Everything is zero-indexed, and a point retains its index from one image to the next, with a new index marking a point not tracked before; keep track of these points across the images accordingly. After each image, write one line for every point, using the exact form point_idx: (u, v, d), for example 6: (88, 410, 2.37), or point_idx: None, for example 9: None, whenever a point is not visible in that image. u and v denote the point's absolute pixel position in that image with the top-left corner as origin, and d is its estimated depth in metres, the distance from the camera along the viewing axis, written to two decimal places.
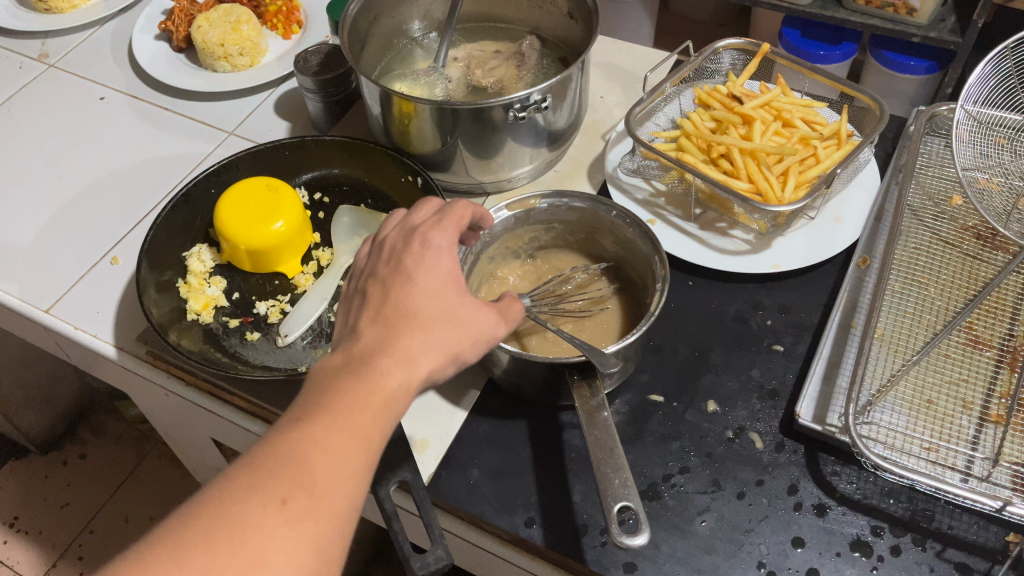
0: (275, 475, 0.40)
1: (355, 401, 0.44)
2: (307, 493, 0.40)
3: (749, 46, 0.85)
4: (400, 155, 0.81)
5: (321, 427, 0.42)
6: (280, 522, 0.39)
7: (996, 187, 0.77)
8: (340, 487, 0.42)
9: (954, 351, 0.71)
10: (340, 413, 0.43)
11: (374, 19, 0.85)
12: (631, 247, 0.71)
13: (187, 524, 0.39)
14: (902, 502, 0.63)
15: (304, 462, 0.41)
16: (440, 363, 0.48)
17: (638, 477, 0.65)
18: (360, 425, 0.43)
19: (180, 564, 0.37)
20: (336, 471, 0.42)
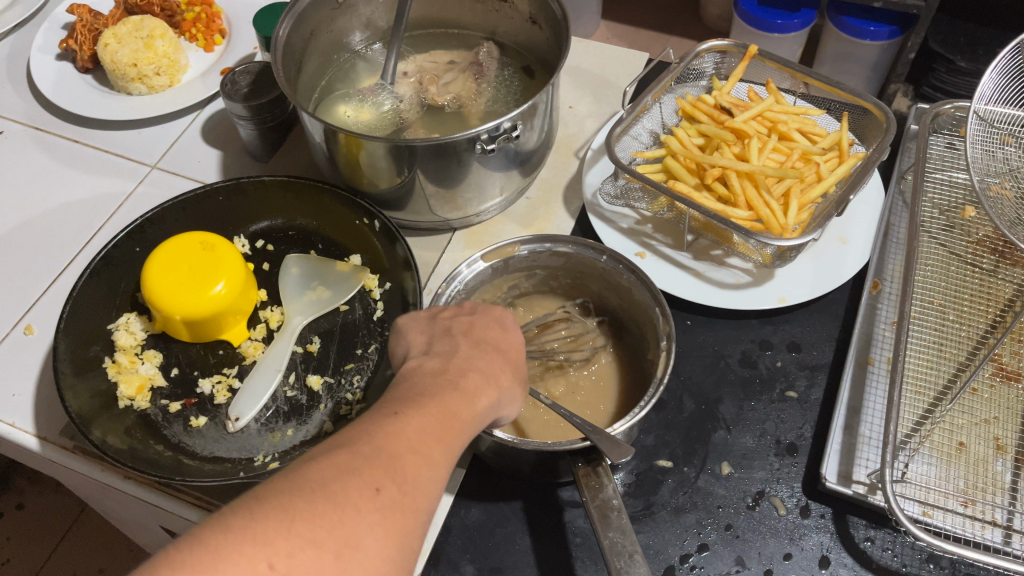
0: (372, 463, 0.38)
1: (456, 402, 0.45)
2: (399, 486, 0.38)
3: (733, 48, 0.77)
4: (354, 195, 0.72)
5: (415, 428, 0.42)
6: (372, 509, 0.36)
7: (1009, 194, 0.71)
8: (427, 491, 0.40)
9: (981, 385, 0.65)
10: (443, 413, 0.44)
11: (311, 35, 0.75)
12: (628, 296, 0.63)
13: (276, 497, 0.35)
14: (945, 569, 0.57)
15: (400, 455, 0.39)
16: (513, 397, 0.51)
17: (652, 560, 0.58)
18: (447, 435, 0.43)
19: (280, 530, 0.34)
20: (425, 473, 0.40)
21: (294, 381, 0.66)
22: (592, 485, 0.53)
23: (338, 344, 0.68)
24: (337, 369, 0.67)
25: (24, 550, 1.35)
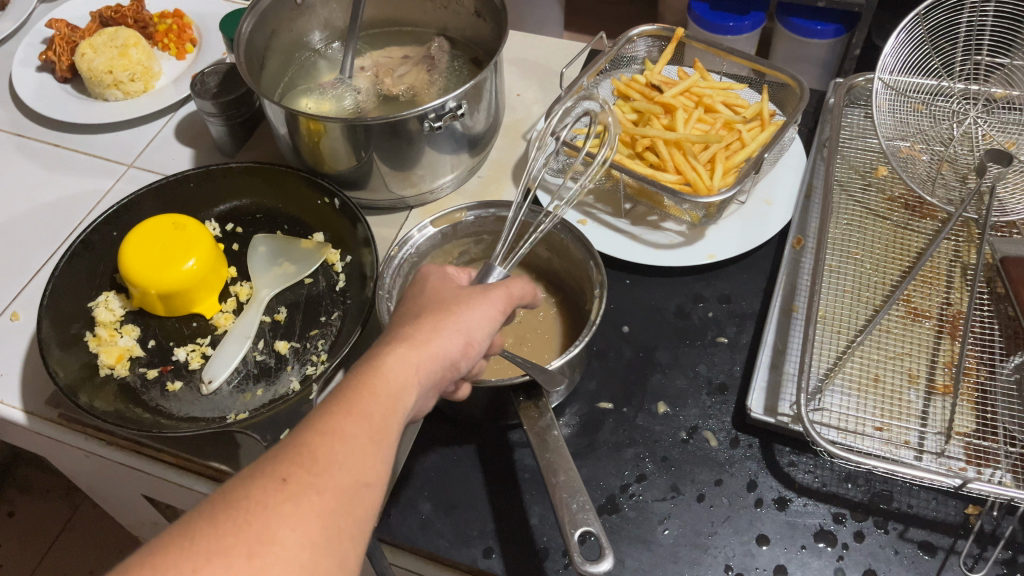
0: (277, 460, 0.39)
1: (366, 379, 0.44)
2: (309, 471, 0.39)
3: (663, 32, 0.83)
4: (315, 176, 0.77)
5: (324, 416, 0.42)
6: (282, 501, 0.37)
7: (918, 154, 0.77)
8: (347, 464, 0.40)
9: (894, 325, 0.70)
10: (353, 394, 0.43)
11: (272, 34, 0.81)
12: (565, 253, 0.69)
13: (189, 515, 0.36)
14: (861, 487, 0.63)
15: (310, 445, 0.40)
16: (454, 343, 0.49)
17: (594, 490, 0.63)
18: (360, 407, 0.42)
19: (186, 547, 0.35)
20: (339, 450, 0.40)
21: (263, 347, 0.72)
22: (533, 416, 0.59)
23: (304, 313, 0.74)
24: (303, 335, 0.72)
25: (15, 556, 1.38)
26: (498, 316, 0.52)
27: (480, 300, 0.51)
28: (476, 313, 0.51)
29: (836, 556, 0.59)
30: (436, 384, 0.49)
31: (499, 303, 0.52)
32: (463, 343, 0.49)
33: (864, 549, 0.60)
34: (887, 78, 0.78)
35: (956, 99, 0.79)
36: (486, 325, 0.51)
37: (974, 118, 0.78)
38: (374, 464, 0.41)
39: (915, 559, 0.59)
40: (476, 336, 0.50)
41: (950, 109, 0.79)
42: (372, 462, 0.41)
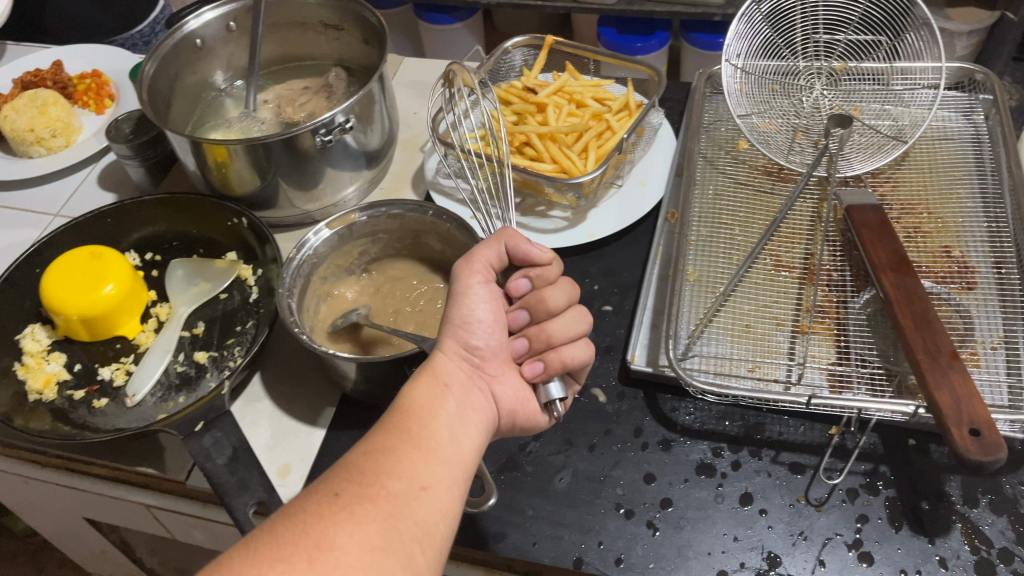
0: (333, 483, 0.45)
1: (401, 408, 0.52)
2: (359, 486, 0.45)
3: (534, 41, 0.93)
4: (223, 200, 0.84)
5: (369, 443, 0.49)
6: (337, 510, 0.43)
7: (775, 128, 0.85)
8: (396, 474, 0.47)
9: (762, 278, 0.77)
10: (393, 422, 0.50)
11: (176, 75, 0.87)
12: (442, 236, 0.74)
13: (255, 530, 0.42)
14: (736, 422, 0.68)
15: (359, 467, 0.46)
16: (454, 335, 0.57)
17: (494, 451, 0.68)
18: (398, 426, 0.50)
19: (255, 553, 0.40)
20: (386, 464, 0.47)
21: (183, 359, 0.76)
22: None
23: (220, 325, 0.79)
24: (220, 344, 0.77)
25: None
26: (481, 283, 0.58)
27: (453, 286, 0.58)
28: (454, 301, 0.58)
29: (716, 484, 0.64)
30: (471, 375, 0.57)
31: (464, 274, 0.58)
32: (464, 327, 0.57)
33: (742, 476, 0.65)
34: (737, 62, 0.87)
35: (803, 76, 0.90)
36: (471, 301, 0.58)
37: (821, 91, 0.88)
38: (425, 470, 0.48)
39: (786, 479, 0.64)
40: (467, 314, 0.57)
41: (799, 85, 0.89)
42: (424, 469, 0.48)
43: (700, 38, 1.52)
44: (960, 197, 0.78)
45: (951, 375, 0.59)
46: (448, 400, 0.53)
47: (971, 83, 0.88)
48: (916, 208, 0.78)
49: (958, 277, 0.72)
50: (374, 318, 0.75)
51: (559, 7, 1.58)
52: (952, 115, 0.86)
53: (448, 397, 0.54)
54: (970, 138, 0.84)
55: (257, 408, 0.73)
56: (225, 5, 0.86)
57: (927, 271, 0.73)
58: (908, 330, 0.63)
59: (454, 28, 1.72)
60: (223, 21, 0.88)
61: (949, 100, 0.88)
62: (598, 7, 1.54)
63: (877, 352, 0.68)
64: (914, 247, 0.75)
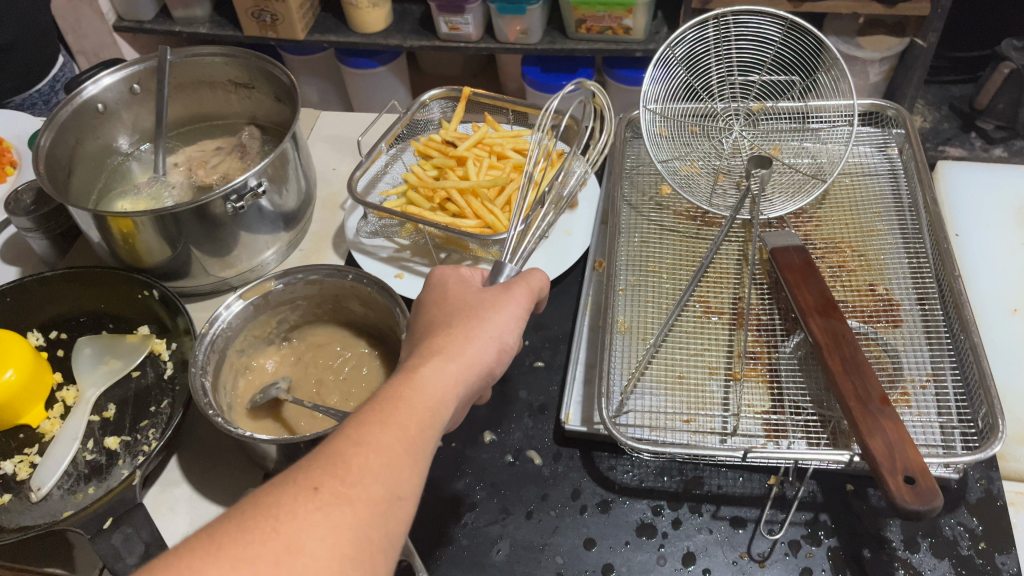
0: (312, 472, 0.41)
1: (395, 394, 0.47)
2: (340, 482, 0.41)
3: (451, 93, 0.92)
4: (131, 273, 0.79)
5: (355, 427, 0.44)
6: (312, 509, 0.39)
7: (697, 170, 0.85)
8: (379, 476, 0.42)
9: (693, 325, 0.76)
10: (383, 409, 0.46)
11: (77, 142, 0.83)
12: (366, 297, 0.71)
13: (224, 515, 0.39)
14: (675, 477, 0.67)
15: (342, 455, 0.42)
16: (485, 347, 0.54)
17: (427, 525, 0.65)
18: (397, 418, 0.45)
19: (217, 549, 0.37)
20: (372, 462, 0.43)
21: (93, 446, 0.72)
22: None
23: (133, 407, 0.75)
24: (133, 428, 0.73)
25: None
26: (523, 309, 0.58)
27: (503, 300, 0.57)
28: (501, 316, 0.56)
29: (658, 545, 0.63)
30: (473, 387, 0.53)
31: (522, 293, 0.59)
32: (494, 346, 0.55)
33: (683, 534, 0.63)
34: (656, 106, 0.87)
35: (722, 117, 0.90)
36: (512, 327, 0.57)
37: (740, 131, 0.89)
38: (407, 479, 0.43)
39: (728, 535, 0.63)
40: (503, 336, 0.56)
41: (719, 127, 0.90)
42: (407, 478, 0.43)
43: (623, 73, 1.53)
44: (881, 233, 0.79)
45: (882, 421, 0.59)
46: (447, 404, 0.49)
47: (883, 118, 0.89)
48: (840, 245, 0.79)
49: (884, 314, 0.72)
50: (296, 391, 0.71)
51: (482, 49, 1.58)
52: (868, 150, 0.88)
53: (449, 402, 0.49)
54: (887, 172, 0.85)
55: (175, 494, 0.69)
56: (126, 68, 0.83)
57: (855, 309, 0.73)
58: (838, 374, 0.63)
59: (377, 71, 1.70)
60: (126, 84, 0.84)
61: (864, 136, 0.89)
62: (520, 46, 1.54)
63: (810, 398, 0.67)
64: (840, 285, 0.75)
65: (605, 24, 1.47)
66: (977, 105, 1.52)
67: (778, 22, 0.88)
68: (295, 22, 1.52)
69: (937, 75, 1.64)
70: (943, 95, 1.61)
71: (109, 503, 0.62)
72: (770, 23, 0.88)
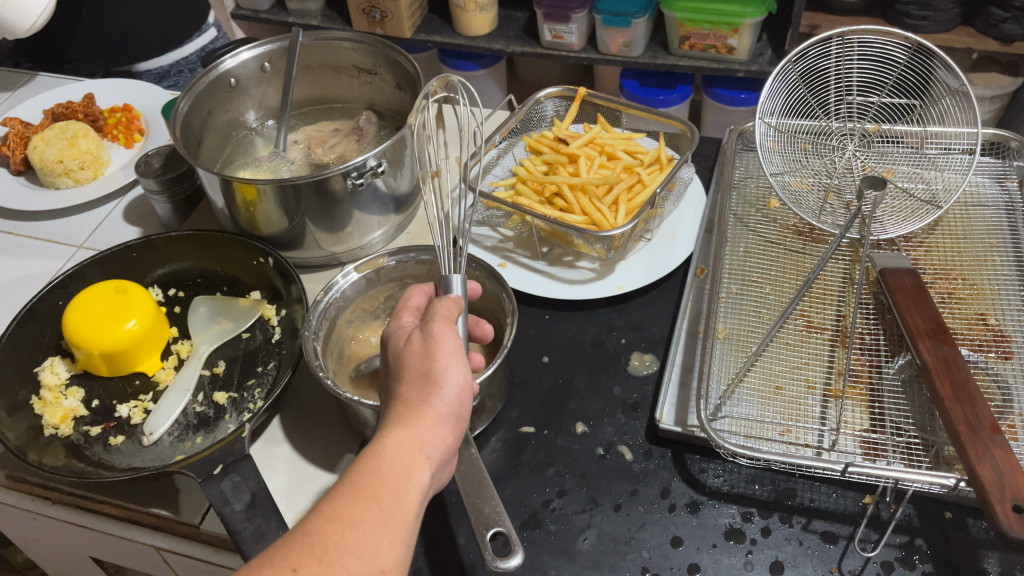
0: (289, 552, 0.42)
1: (367, 468, 0.48)
2: (319, 561, 0.42)
3: (567, 93, 0.95)
4: (250, 239, 0.84)
5: (332, 505, 0.45)
6: None
7: (807, 187, 0.85)
8: (357, 552, 0.43)
9: (793, 339, 0.75)
10: (358, 485, 0.47)
11: (209, 113, 0.87)
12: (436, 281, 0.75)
13: None
14: (766, 486, 0.67)
15: (319, 536, 0.43)
16: (447, 400, 0.53)
17: (515, 507, 0.66)
18: (371, 493, 0.46)
19: None
20: (349, 538, 0.43)
21: (203, 399, 0.75)
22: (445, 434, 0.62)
23: (241, 365, 0.78)
24: (240, 385, 0.76)
25: None
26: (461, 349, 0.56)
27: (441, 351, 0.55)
28: (447, 361, 0.55)
29: (745, 551, 0.62)
30: (450, 444, 0.53)
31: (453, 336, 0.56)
32: (455, 393, 0.54)
33: (772, 543, 0.63)
34: (770, 120, 0.87)
35: (835, 136, 0.90)
36: (460, 366, 0.56)
37: (853, 151, 0.89)
38: (388, 551, 0.44)
39: (819, 548, 0.62)
40: (462, 381, 0.55)
41: (832, 145, 0.90)
42: (387, 549, 0.44)
43: (723, 93, 1.52)
44: (995, 264, 0.78)
45: (993, 449, 0.58)
46: (422, 468, 0.49)
47: (1006, 149, 0.88)
48: (951, 273, 0.77)
49: (994, 345, 0.71)
50: None
51: (584, 61, 1.60)
52: (985, 181, 0.86)
53: (422, 464, 0.50)
54: (1004, 205, 0.83)
55: (276, 452, 0.72)
56: (262, 45, 0.87)
57: (964, 336, 0.72)
58: (948, 401, 0.62)
59: (477, 74, 1.73)
60: (259, 61, 0.88)
61: (983, 166, 0.88)
62: (621, 59, 1.54)
63: (913, 421, 0.67)
64: (949, 312, 0.74)
65: (709, 42, 1.47)
66: None
67: (906, 45, 0.87)
68: (404, 20, 1.56)
69: None
70: None
71: (217, 452, 0.65)
72: (896, 45, 0.88)
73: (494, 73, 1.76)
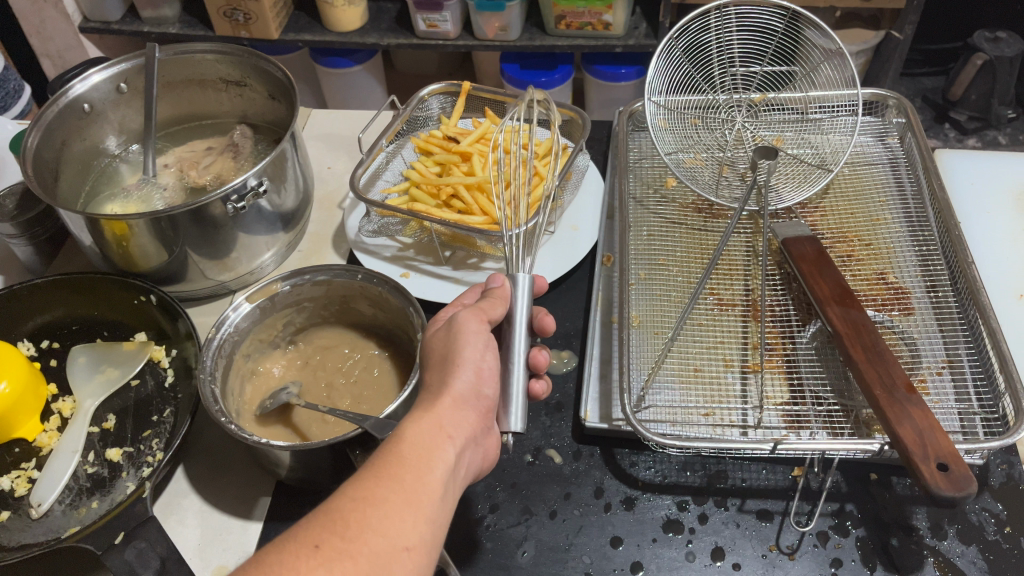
0: (312, 529, 0.40)
1: (394, 444, 0.46)
2: (341, 538, 0.39)
3: (450, 88, 0.92)
4: (127, 278, 0.77)
5: (357, 481, 0.43)
6: (315, 565, 0.37)
7: (701, 163, 0.85)
8: (382, 527, 0.40)
9: (706, 317, 0.75)
10: (384, 460, 0.44)
11: (64, 143, 0.80)
12: (366, 292, 0.71)
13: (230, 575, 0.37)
14: (697, 472, 0.66)
15: (343, 509, 0.41)
16: (465, 380, 0.52)
17: (448, 528, 0.63)
18: (395, 468, 0.44)
19: None
20: (373, 513, 0.41)
21: (94, 458, 0.69)
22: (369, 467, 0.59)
23: (134, 416, 0.72)
24: (135, 438, 0.70)
25: None
26: (481, 330, 0.55)
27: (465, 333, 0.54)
28: (465, 341, 0.54)
29: (686, 541, 0.61)
30: (475, 426, 0.50)
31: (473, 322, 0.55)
32: (473, 371, 0.53)
33: (710, 529, 0.62)
34: (660, 99, 0.87)
35: (722, 109, 0.91)
36: (483, 346, 0.54)
37: (741, 123, 0.90)
38: (414, 528, 0.41)
39: (756, 528, 0.62)
40: (479, 358, 0.53)
41: (720, 119, 0.90)
42: (412, 525, 0.41)
43: (602, 69, 1.52)
44: (887, 221, 0.79)
45: (910, 409, 0.58)
46: (447, 445, 0.47)
47: (883, 108, 0.90)
48: (847, 236, 0.79)
49: (896, 302, 0.72)
50: (306, 395, 0.69)
51: (461, 48, 1.57)
52: (868, 140, 0.88)
53: (448, 441, 0.47)
54: (888, 162, 0.85)
55: (183, 506, 0.66)
56: (114, 65, 0.80)
57: (866, 297, 0.73)
58: (862, 364, 0.62)
59: (353, 70, 1.66)
60: (114, 82, 0.81)
61: (863, 125, 0.90)
62: (499, 43, 1.52)
63: (831, 389, 0.67)
64: (850, 274, 0.75)
65: (584, 20, 1.45)
66: (950, 97, 1.54)
67: (781, 14, 0.88)
68: (269, 21, 1.48)
69: (911, 67, 1.69)
70: (916, 87, 1.66)
71: (119, 517, 0.60)
72: (774, 14, 0.89)
73: (370, 67, 1.70)
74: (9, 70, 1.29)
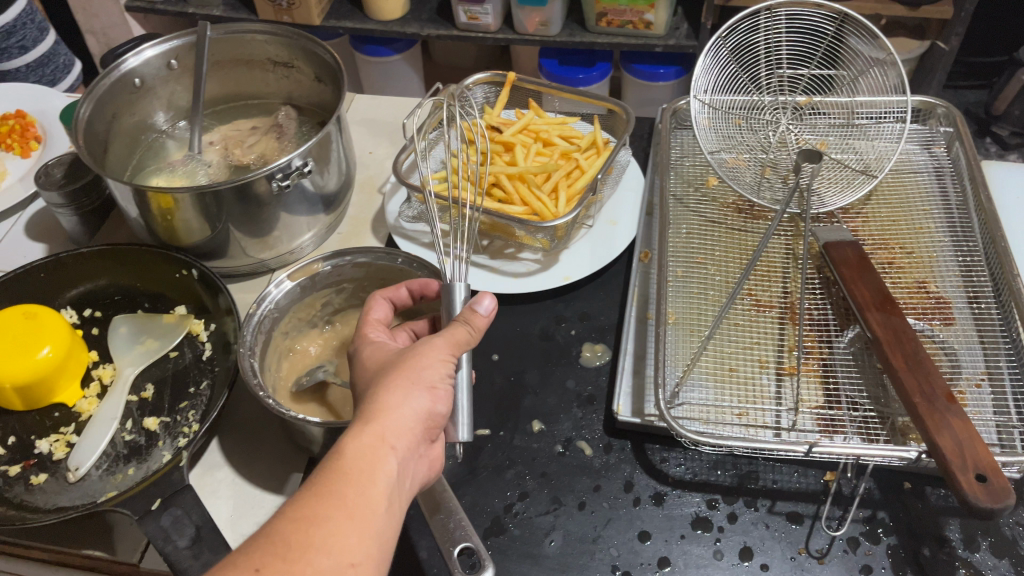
0: (254, 554, 0.40)
1: (332, 461, 0.46)
2: (283, 561, 0.40)
3: (495, 78, 0.92)
4: (170, 251, 0.78)
5: (298, 502, 0.43)
6: None
7: (743, 163, 0.85)
8: (326, 547, 0.41)
9: (742, 318, 0.75)
10: (326, 478, 0.45)
11: (113, 117, 0.81)
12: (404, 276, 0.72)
13: None
14: (729, 471, 0.66)
15: (285, 532, 0.41)
16: (415, 394, 0.51)
17: (477, 513, 0.64)
18: (337, 488, 0.44)
19: None
20: (316, 534, 0.42)
21: (132, 426, 0.70)
22: None
23: (172, 387, 0.73)
24: (172, 409, 0.71)
25: None
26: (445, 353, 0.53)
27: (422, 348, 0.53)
28: (422, 355, 0.52)
29: (714, 540, 0.61)
30: (421, 436, 0.50)
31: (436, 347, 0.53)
32: (427, 388, 0.51)
33: (739, 529, 0.62)
34: (704, 97, 0.87)
35: (767, 110, 0.90)
36: (442, 363, 0.53)
37: (786, 124, 0.89)
38: (359, 545, 0.43)
39: (785, 530, 0.62)
40: (436, 376, 0.52)
41: (764, 120, 0.89)
42: (356, 542, 0.43)
43: (641, 68, 1.52)
44: (930, 231, 0.79)
45: (950, 419, 0.58)
46: (389, 459, 0.47)
47: (931, 116, 0.89)
48: (889, 243, 0.78)
49: (937, 311, 0.71)
50: (341, 375, 0.70)
51: (501, 42, 1.57)
52: (914, 148, 0.88)
53: (390, 455, 0.47)
54: (933, 171, 0.85)
55: (216, 477, 0.67)
56: (167, 41, 0.81)
57: (907, 305, 0.72)
58: (901, 372, 0.62)
59: (393, 60, 1.67)
60: (165, 59, 0.82)
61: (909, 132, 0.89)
62: (539, 38, 1.52)
63: (867, 395, 0.67)
64: (891, 281, 0.75)
65: (625, 18, 1.44)
66: (994, 111, 1.54)
67: (831, 16, 0.88)
68: (313, 8, 1.49)
69: (954, 80, 1.66)
70: (959, 100, 1.64)
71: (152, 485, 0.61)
72: (824, 16, 0.89)
73: (409, 57, 1.71)
74: (58, 46, 1.31)
